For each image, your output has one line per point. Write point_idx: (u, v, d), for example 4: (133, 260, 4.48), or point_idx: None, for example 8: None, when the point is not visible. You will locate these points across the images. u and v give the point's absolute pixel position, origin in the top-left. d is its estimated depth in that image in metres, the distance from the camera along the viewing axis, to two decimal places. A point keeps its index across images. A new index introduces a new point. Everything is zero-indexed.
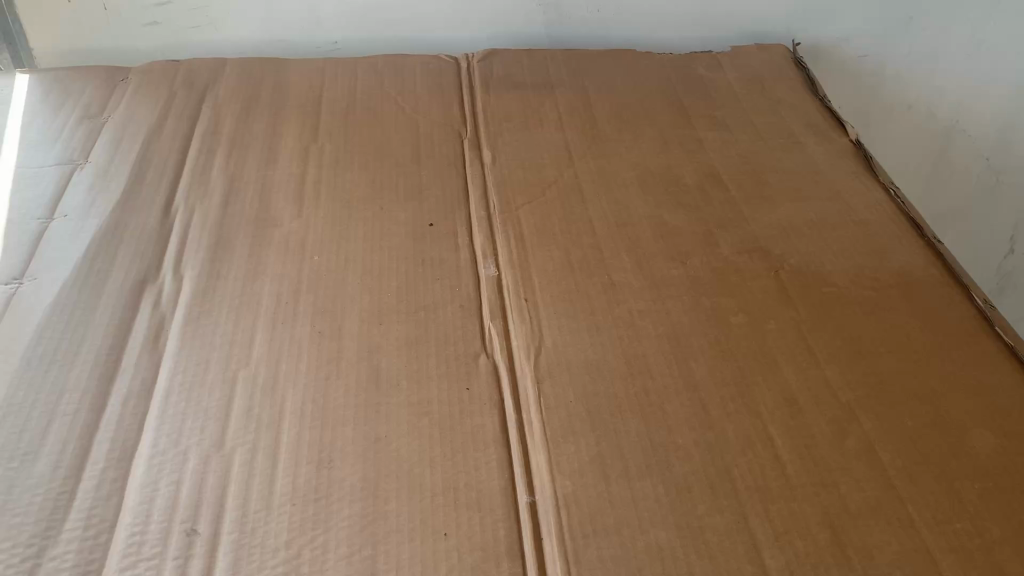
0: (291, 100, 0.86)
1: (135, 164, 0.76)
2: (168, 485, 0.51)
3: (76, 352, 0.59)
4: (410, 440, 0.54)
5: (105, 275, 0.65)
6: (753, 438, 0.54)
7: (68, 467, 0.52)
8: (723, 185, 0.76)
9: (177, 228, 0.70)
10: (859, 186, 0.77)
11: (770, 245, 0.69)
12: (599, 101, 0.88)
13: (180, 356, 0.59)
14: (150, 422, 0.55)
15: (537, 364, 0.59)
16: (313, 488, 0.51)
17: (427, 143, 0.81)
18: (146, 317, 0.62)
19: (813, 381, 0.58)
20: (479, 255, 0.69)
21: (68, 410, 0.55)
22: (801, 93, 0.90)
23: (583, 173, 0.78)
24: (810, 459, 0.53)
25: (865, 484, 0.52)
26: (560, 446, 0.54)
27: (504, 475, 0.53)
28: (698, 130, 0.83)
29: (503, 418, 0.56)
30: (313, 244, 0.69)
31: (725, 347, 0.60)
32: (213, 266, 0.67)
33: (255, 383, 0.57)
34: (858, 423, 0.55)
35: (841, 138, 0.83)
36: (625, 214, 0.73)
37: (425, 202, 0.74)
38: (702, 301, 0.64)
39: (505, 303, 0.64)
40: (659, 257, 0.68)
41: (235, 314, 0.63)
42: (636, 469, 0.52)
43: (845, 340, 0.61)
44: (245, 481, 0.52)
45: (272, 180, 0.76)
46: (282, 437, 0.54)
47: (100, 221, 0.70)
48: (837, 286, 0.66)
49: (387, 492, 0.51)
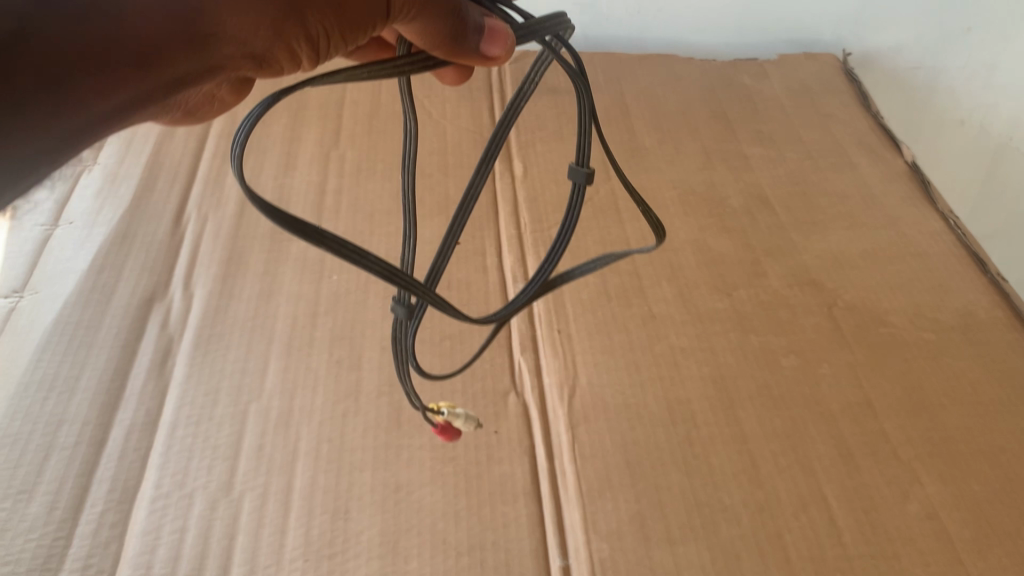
0: (312, 99, 0.82)
1: (147, 167, 0.72)
2: (172, 532, 0.47)
3: (76, 378, 0.55)
4: (432, 491, 0.50)
5: (110, 291, 0.61)
6: (806, 499, 0.50)
7: (66, 508, 0.48)
8: (771, 208, 0.72)
9: (188, 239, 0.66)
10: (916, 213, 0.72)
11: (822, 278, 0.65)
12: (638, 110, 0.83)
13: (187, 385, 0.55)
14: (153, 459, 0.51)
15: (571, 406, 0.55)
16: (328, 542, 0.47)
17: (455, 153, 0.77)
18: (152, 339, 0.58)
19: (872, 435, 0.54)
20: (509, 280, 0.65)
21: (67, 443, 0.51)
22: (853, 108, 0.85)
23: (620, 189, 0.73)
24: (869, 525, 0.49)
25: (930, 556, 0.47)
26: (597, 503, 0.49)
27: (534, 533, 0.48)
28: (743, 145, 0.79)
29: (534, 468, 0.52)
30: (333, 262, 0.65)
31: (776, 393, 0.56)
32: (225, 284, 0.62)
33: (267, 420, 0.53)
34: (920, 484, 0.51)
35: (896, 160, 0.78)
36: (666, 237, 0.69)
37: (452, 217, 0.70)
38: (750, 339, 0.60)
39: (536, 334, 0.60)
40: (702, 286, 0.64)
41: (247, 338, 0.59)
42: (679, 532, 0.48)
43: (906, 389, 0.57)
44: (254, 531, 0.48)
45: (291, 188, 0.72)
46: (296, 481, 0.50)
47: (108, 229, 0.66)
48: (894, 327, 0.61)
49: (408, 549, 0.47)
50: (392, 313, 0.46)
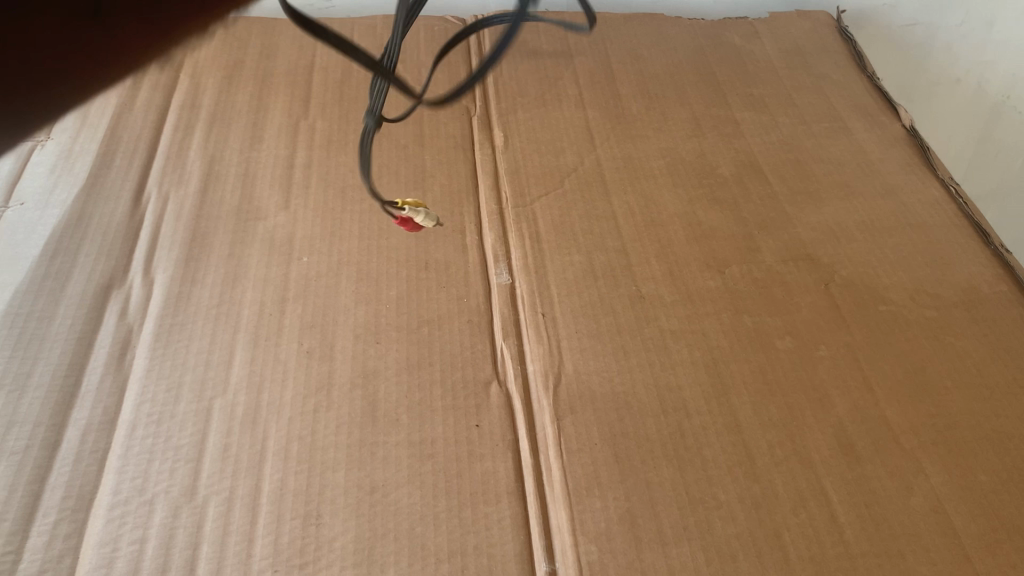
0: (279, 66, 0.77)
1: (104, 141, 0.68)
2: (132, 542, 0.44)
3: (27, 376, 0.51)
4: (410, 491, 0.47)
5: (64, 278, 0.57)
6: (805, 493, 0.47)
7: (16, 520, 0.45)
8: (764, 177, 0.69)
9: (148, 219, 0.62)
10: (915, 181, 0.68)
11: (819, 253, 0.62)
12: (623, 74, 0.79)
13: (147, 380, 0.52)
14: (110, 463, 0.48)
15: (556, 397, 0.52)
16: (299, 551, 0.44)
17: (431, 122, 0.73)
18: (110, 330, 0.54)
19: (872, 423, 0.51)
20: (490, 260, 0.62)
21: (17, 448, 0.48)
22: (848, 68, 0.81)
23: (606, 160, 0.70)
24: (871, 521, 0.46)
25: (935, 555, 0.45)
26: (584, 502, 0.47)
27: (519, 536, 0.46)
28: (734, 110, 0.75)
29: (518, 466, 0.49)
30: (302, 243, 0.61)
31: (772, 378, 0.53)
32: (187, 268, 0.59)
33: (232, 417, 0.50)
34: (925, 476, 0.48)
35: (893, 124, 0.74)
36: (655, 210, 0.65)
37: (429, 191, 0.66)
38: (744, 320, 0.57)
39: (518, 319, 0.57)
40: (692, 263, 0.61)
41: (211, 327, 0.55)
42: (672, 532, 0.45)
43: (907, 371, 0.54)
44: (219, 540, 0.45)
45: (257, 162, 0.67)
46: (265, 484, 0.47)
47: (62, 210, 0.62)
48: (895, 304, 0.58)
49: (384, 557, 0.44)
50: None
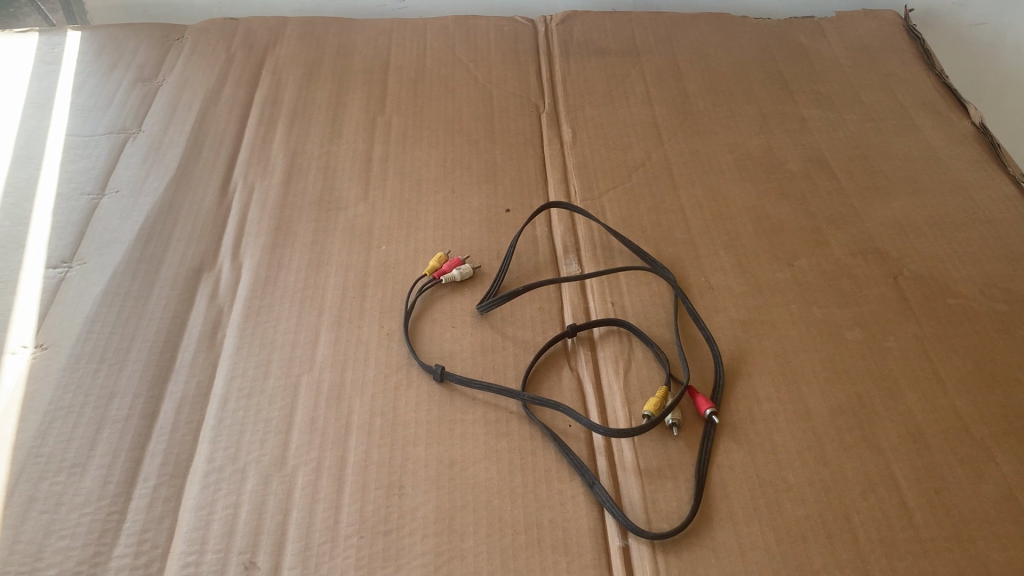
0: (356, 64, 0.80)
1: (192, 134, 0.71)
2: (225, 507, 0.47)
3: (126, 351, 0.54)
4: (487, 467, 0.49)
5: (158, 262, 0.60)
6: (874, 479, 0.48)
7: (119, 483, 0.48)
8: (832, 172, 0.69)
9: (235, 209, 0.65)
10: (985, 178, 0.68)
11: (887, 246, 0.63)
12: (690, 72, 0.80)
13: (237, 358, 0.54)
14: (205, 433, 0.50)
15: (627, 381, 0.54)
16: (383, 519, 0.46)
17: (502, 118, 0.75)
18: (202, 311, 0.57)
19: (942, 412, 0.52)
20: (560, 252, 0.63)
21: (119, 417, 0.51)
22: (915, 65, 0.81)
23: (674, 155, 0.71)
24: (942, 507, 0.47)
25: (1007, 541, 0.45)
26: (656, 481, 0.48)
27: (593, 512, 0.47)
28: (801, 108, 0.76)
29: (590, 446, 0.50)
30: (380, 232, 0.64)
31: (841, 368, 0.54)
32: (273, 254, 0.62)
33: (318, 393, 0.53)
34: (995, 465, 0.49)
35: (962, 121, 0.74)
36: (722, 203, 0.67)
37: (501, 184, 0.68)
38: (812, 311, 0.58)
39: (589, 307, 0.59)
40: (760, 256, 0.62)
41: (297, 310, 0.58)
42: (743, 512, 0.46)
43: (977, 363, 0.54)
44: (308, 507, 0.47)
45: (336, 155, 0.70)
46: (349, 456, 0.49)
47: (155, 198, 0.65)
48: (965, 297, 0.58)
49: (464, 527, 0.46)
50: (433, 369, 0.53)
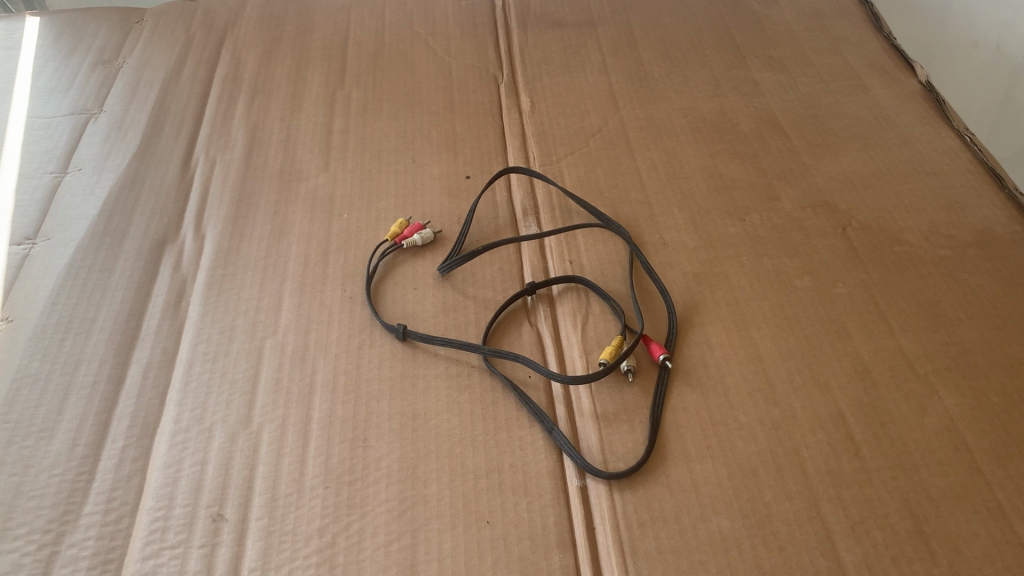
0: (316, 42, 0.81)
1: (153, 113, 0.72)
2: (193, 464, 0.48)
3: (92, 320, 0.55)
4: (449, 417, 0.50)
5: (122, 235, 0.61)
6: (822, 415, 0.50)
7: (87, 445, 0.48)
8: (782, 132, 0.71)
9: (198, 183, 0.66)
10: (931, 133, 0.70)
11: (836, 199, 0.64)
12: (645, 41, 0.82)
13: (202, 324, 0.55)
14: (171, 395, 0.51)
15: (585, 334, 0.55)
16: (348, 470, 0.48)
17: (461, 89, 0.76)
18: (166, 281, 0.58)
19: (888, 351, 0.53)
20: (519, 215, 0.65)
21: (86, 382, 0.51)
22: (865, 29, 0.83)
23: (629, 121, 0.73)
24: (886, 439, 0.49)
25: (948, 468, 0.47)
26: (612, 425, 0.50)
27: (551, 456, 0.49)
28: (753, 72, 0.78)
29: (550, 395, 0.52)
30: (342, 201, 0.65)
31: (791, 314, 0.56)
32: (236, 225, 0.62)
33: (283, 354, 0.54)
34: (938, 398, 0.51)
35: (909, 80, 0.76)
36: (677, 164, 0.68)
37: (460, 152, 0.70)
38: (764, 263, 0.59)
39: (548, 266, 0.60)
40: (714, 212, 0.64)
41: (260, 277, 0.59)
42: (696, 450, 0.48)
43: (922, 305, 0.56)
44: (274, 461, 0.48)
45: (297, 129, 0.71)
46: (314, 413, 0.50)
47: (117, 175, 0.66)
48: (910, 244, 0.60)
49: (427, 474, 0.47)
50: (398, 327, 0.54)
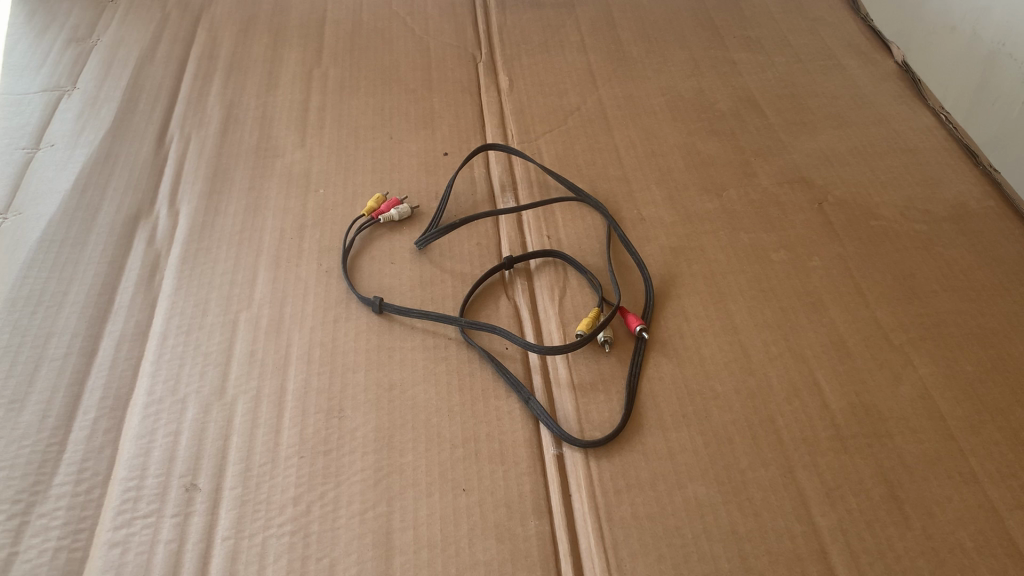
0: (293, 21, 0.80)
1: (127, 90, 0.71)
2: (166, 434, 0.47)
3: (63, 293, 0.54)
4: (425, 388, 0.50)
5: (95, 210, 0.60)
6: (798, 385, 0.50)
7: (58, 417, 0.48)
8: (760, 110, 0.71)
9: (172, 159, 0.65)
10: (906, 111, 0.71)
11: (813, 175, 0.65)
12: (623, 21, 0.82)
13: (176, 297, 0.55)
14: (144, 367, 0.51)
15: (562, 307, 0.55)
16: (323, 439, 0.47)
17: (439, 68, 0.76)
18: (139, 255, 0.58)
19: (863, 322, 0.54)
20: (497, 191, 0.65)
21: (57, 355, 0.51)
22: (841, 11, 0.83)
23: (608, 99, 0.73)
24: (861, 407, 0.49)
25: (923, 435, 0.48)
26: (589, 395, 0.50)
27: (528, 425, 0.48)
28: (731, 52, 0.78)
29: (527, 365, 0.52)
30: (318, 177, 0.64)
31: (767, 286, 0.56)
32: (211, 200, 0.62)
33: (258, 327, 0.53)
34: (913, 367, 0.51)
35: (886, 60, 0.77)
36: (655, 141, 0.68)
37: (438, 130, 0.69)
38: (740, 237, 0.60)
39: (525, 241, 0.60)
40: (691, 188, 0.64)
41: (235, 251, 0.58)
42: (672, 419, 0.48)
43: (897, 277, 0.56)
44: (248, 431, 0.48)
45: (273, 107, 0.71)
46: (289, 384, 0.50)
47: (90, 151, 0.65)
48: (886, 219, 0.61)
49: (403, 443, 0.47)
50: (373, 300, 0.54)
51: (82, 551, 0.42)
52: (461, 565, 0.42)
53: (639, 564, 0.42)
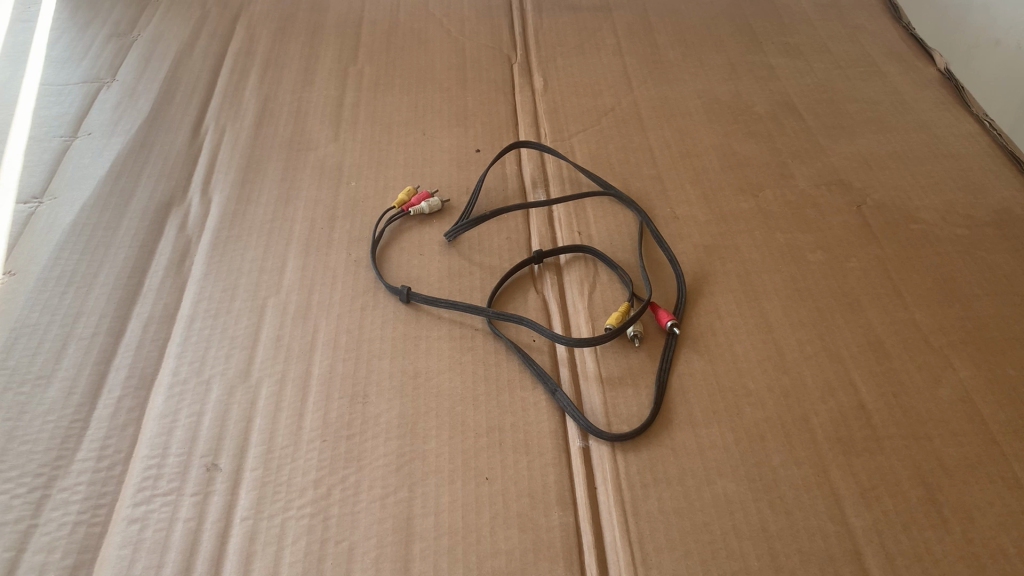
0: (330, 20, 0.81)
1: (165, 84, 0.72)
2: (190, 414, 0.47)
3: (94, 275, 0.54)
4: (451, 376, 0.49)
5: (128, 196, 0.61)
6: (834, 384, 0.49)
7: (84, 394, 0.48)
8: (798, 114, 0.70)
9: (207, 150, 0.66)
10: (948, 118, 0.69)
11: (851, 178, 0.63)
12: (660, 26, 0.81)
13: (205, 282, 0.55)
14: (171, 348, 0.51)
15: (592, 301, 0.54)
16: (345, 423, 0.47)
17: (474, 68, 0.76)
18: (170, 240, 0.58)
19: (901, 324, 0.52)
20: (528, 187, 0.64)
21: (84, 334, 0.51)
22: (882, 19, 0.82)
23: (643, 101, 0.72)
24: (899, 408, 0.47)
25: (962, 438, 0.46)
26: (617, 389, 0.49)
27: (554, 417, 0.48)
28: (770, 57, 0.77)
29: (554, 358, 0.51)
30: (350, 170, 0.64)
31: (803, 286, 0.55)
32: (243, 190, 0.62)
33: (285, 313, 0.53)
34: (953, 370, 0.49)
35: (928, 67, 0.75)
36: (690, 142, 0.67)
37: (471, 127, 0.69)
38: (776, 237, 0.58)
39: (556, 236, 0.60)
40: (727, 188, 0.63)
41: (265, 239, 0.58)
42: (702, 415, 0.47)
43: (938, 280, 0.55)
44: (271, 414, 0.47)
45: (308, 102, 0.71)
46: (314, 368, 0.50)
47: (127, 139, 0.66)
48: (926, 223, 0.59)
49: (426, 430, 0.46)
50: (400, 289, 0.53)
51: (101, 526, 0.42)
52: (482, 553, 0.41)
53: (665, 558, 0.41)
